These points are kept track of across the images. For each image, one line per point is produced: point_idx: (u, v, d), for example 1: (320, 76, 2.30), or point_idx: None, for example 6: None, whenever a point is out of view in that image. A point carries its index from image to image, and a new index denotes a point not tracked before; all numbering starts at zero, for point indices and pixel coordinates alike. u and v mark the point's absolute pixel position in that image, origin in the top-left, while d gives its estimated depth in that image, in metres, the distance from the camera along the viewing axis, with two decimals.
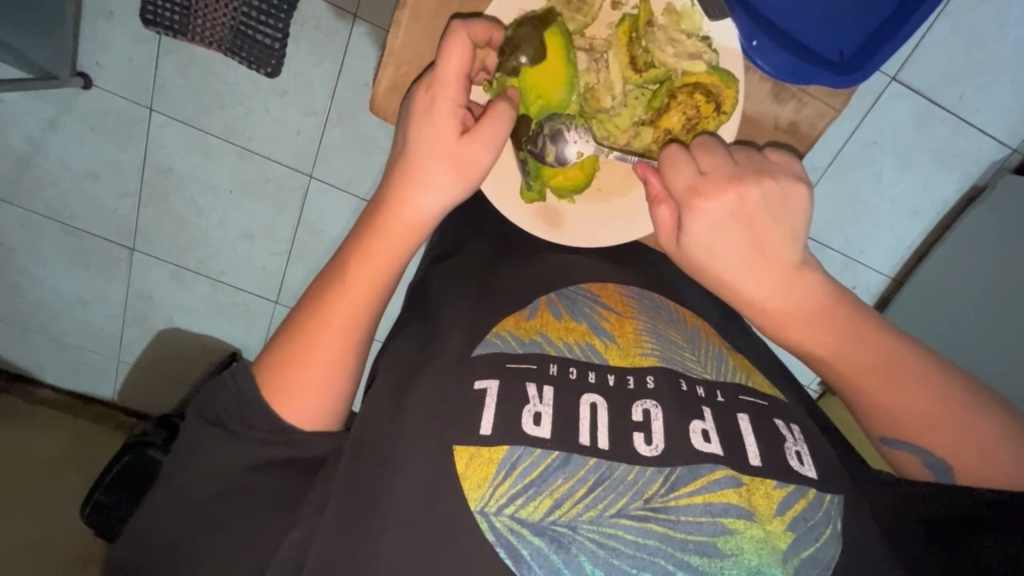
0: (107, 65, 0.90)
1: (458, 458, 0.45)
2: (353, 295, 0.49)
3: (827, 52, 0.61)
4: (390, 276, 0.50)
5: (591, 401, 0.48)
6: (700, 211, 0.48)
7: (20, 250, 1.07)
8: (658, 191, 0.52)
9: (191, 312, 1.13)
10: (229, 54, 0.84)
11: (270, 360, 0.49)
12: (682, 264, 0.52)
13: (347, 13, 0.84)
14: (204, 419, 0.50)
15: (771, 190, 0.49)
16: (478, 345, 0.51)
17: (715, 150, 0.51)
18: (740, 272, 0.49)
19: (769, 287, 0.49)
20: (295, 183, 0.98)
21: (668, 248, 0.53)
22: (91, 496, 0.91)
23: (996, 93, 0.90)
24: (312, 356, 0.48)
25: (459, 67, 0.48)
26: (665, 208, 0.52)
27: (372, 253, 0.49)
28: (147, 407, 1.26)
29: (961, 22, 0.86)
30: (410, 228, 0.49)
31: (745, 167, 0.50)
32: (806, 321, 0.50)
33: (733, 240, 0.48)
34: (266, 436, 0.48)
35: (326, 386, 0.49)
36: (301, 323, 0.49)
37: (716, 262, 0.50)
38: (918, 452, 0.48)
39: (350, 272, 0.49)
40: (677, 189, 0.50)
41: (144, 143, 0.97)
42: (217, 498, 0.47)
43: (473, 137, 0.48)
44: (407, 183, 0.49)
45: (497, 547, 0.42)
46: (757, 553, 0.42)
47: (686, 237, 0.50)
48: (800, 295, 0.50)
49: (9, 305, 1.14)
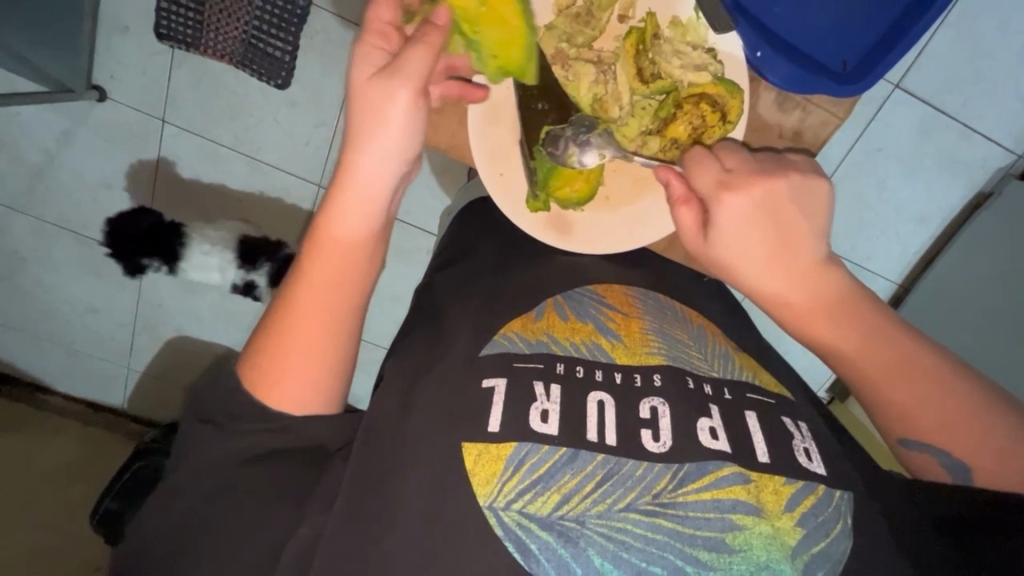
0: (120, 78, 0.92)
1: (466, 456, 0.45)
2: (320, 272, 0.49)
3: (833, 62, 0.61)
4: (349, 255, 0.49)
5: (599, 399, 0.48)
6: (732, 207, 0.49)
7: (34, 259, 1.09)
8: (678, 193, 0.52)
9: (200, 320, 1.14)
10: (240, 66, 0.86)
11: (255, 348, 0.50)
12: (709, 264, 0.53)
13: (356, 26, 0.86)
14: (198, 417, 0.51)
15: (797, 183, 0.50)
16: (486, 346, 0.52)
17: (738, 150, 0.53)
18: (763, 269, 0.50)
19: (790, 282, 0.50)
20: (304, 192, 0.99)
21: (694, 249, 0.53)
22: (101, 502, 0.90)
23: (1001, 98, 0.91)
24: (288, 335, 0.48)
25: (379, 19, 0.50)
26: (688, 210, 0.52)
27: (330, 226, 0.49)
28: (155, 415, 1.27)
29: (963, 30, 0.87)
30: (360, 196, 0.48)
31: (770, 162, 0.51)
32: (823, 318, 0.50)
33: (764, 234, 0.49)
34: (255, 421, 0.48)
35: (300, 373, 0.48)
36: (279, 305, 0.50)
37: (746, 259, 0.50)
38: (933, 449, 0.48)
39: (314, 248, 0.49)
40: (706, 186, 0.50)
41: (156, 153, 0.98)
42: (218, 493, 0.47)
43: (391, 84, 0.47)
44: (354, 150, 0.48)
45: (506, 541, 0.42)
46: (765, 548, 0.42)
47: (715, 233, 0.50)
48: (815, 288, 0.50)
49: (21, 313, 1.16)
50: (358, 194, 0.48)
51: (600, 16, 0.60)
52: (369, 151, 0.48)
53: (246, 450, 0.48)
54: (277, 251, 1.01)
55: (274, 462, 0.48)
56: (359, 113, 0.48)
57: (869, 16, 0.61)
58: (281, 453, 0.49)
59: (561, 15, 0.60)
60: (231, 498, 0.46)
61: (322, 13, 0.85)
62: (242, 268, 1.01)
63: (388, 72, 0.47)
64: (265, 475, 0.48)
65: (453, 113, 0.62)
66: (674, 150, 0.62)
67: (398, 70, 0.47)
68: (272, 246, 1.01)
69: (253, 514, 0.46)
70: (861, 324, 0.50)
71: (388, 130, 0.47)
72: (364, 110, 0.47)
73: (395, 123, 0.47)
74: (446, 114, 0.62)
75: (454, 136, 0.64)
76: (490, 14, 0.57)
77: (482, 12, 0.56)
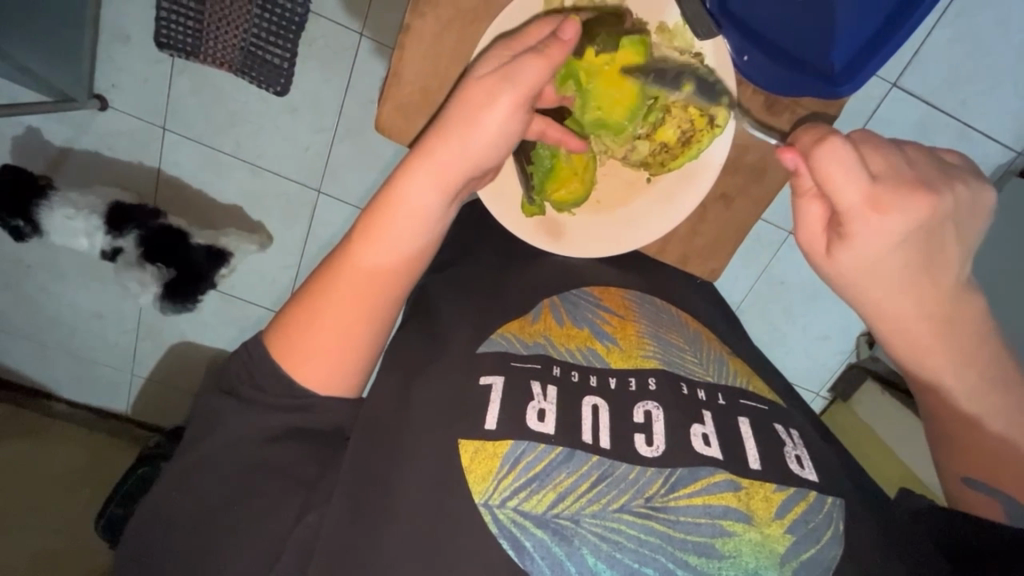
0: (122, 87, 0.93)
1: (462, 452, 0.46)
2: (371, 251, 0.48)
3: (822, 63, 0.58)
4: (405, 252, 0.49)
5: (593, 403, 0.49)
6: (880, 226, 0.44)
7: (39, 267, 1.10)
8: (810, 186, 0.48)
9: (202, 325, 1.15)
10: (240, 73, 0.87)
11: (294, 304, 0.49)
12: (822, 265, 0.50)
13: (354, 32, 0.86)
14: (222, 389, 0.51)
15: (959, 202, 0.45)
16: (482, 344, 0.52)
17: (887, 149, 0.46)
18: (882, 282, 0.48)
19: (909, 301, 0.48)
20: (304, 198, 1.00)
21: (813, 250, 0.50)
22: (105, 507, 0.92)
23: (997, 101, 0.88)
24: (327, 306, 0.48)
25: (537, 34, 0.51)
26: (815, 205, 0.48)
27: (391, 217, 0.48)
28: (161, 420, 1.28)
29: (961, 30, 0.84)
30: (434, 188, 0.48)
31: (928, 171, 0.46)
32: (910, 323, 0.49)
33: (903, 257, 0.46)
34: (280, 401, 0.48)
35: (330, 358, 0.48)
36: (325, 269, 0.49)
37: (872, 270, 0.47)
38: (1001, 496, 0.47)
39: (369, 230, 0.48)
40: (850, 202, 0.44)
41: (158, 161, 0.99)
42: (230, 480, 0.47)
43: (496, 89, 0.47)
44: (440, 135, 0.48)
45: (500, 539, 0.43)
46: (755, 555, 0.42)
47: (848, 248, 0.47)
48: (931, 310, 0.48)
49: (26, 321, 1.17)
50: (430, 184, 0.47)
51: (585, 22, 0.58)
52: (456, 144, 0.47)
53: (266, 429, 0.48)
54: (155, 223, 0.98)
55: (291, 447, 0.49)
56: (457, 108, 0.48)
57: (861, 13, 0.57)
58: (294, 438, 0.49)
59: None
60: (240, 487, 0.47)
61: (320, 20, 0.86)
62: (110, 233, 0.97)
63: (501, 73, 0.47)
64: (276, 460, 0.48)
65: None
66: (663, 154, 0.61)
67: (510, 77, 0.47)
68: (148, 215, 0.98)
69: (256, 509, 0.47)
70: (906, 322, 0.49)
71: (481, 129, 0.47)
72: (464, 103, 0.48)
73: (488, 125, 0.47)
74: None
75: None
76: (609, 72, 0.58)
77: (605, 69, 0.58)
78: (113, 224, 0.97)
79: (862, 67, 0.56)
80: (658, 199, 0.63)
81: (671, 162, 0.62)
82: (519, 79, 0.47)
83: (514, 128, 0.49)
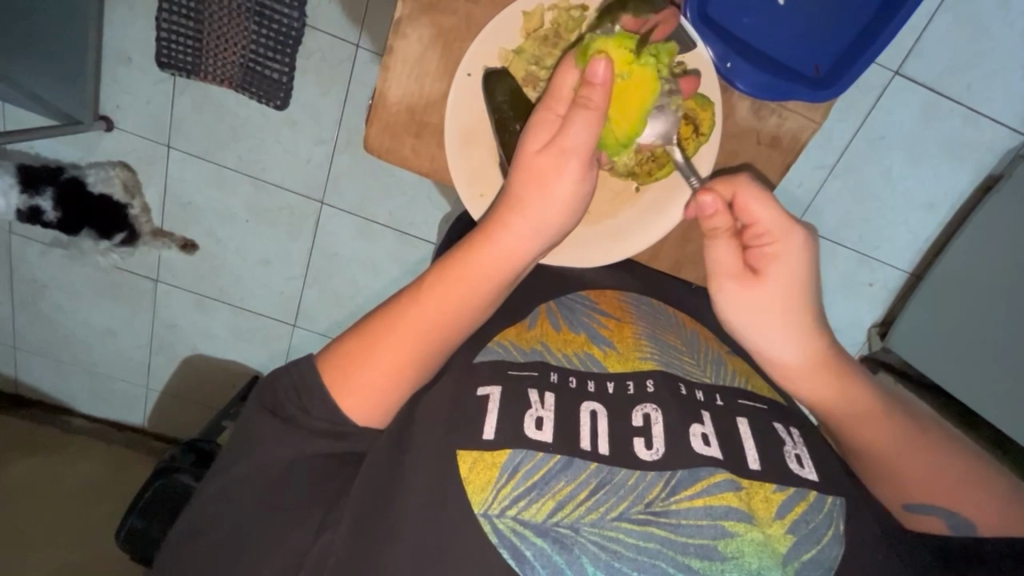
0: (126, 108, 0.95)
1: (461, 462, 0.46)
2: (434, 311, 0.48)
3: (804, 67, 0.61)
4: (475, 309, 0.49)
5: (591, 409, 0.49)
6: (782, 254, 0.50)
7: (53, 285, 1.12)
8: (723, 227, 0.51)
9: (214, 338, 1.17)
10: (240, 89, 0.90)
11: (332, 350, 0.49)
12: (730, 301, 0.54)
13: (350, 43, 0.87)
14: (259, 406, 0.49)
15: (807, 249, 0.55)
16: (480, 353, 0.53)
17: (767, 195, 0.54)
18: (770, 323, 0.53)
19: (789, 339, 0.53)
20: (307, 209, 1.01)
21: (734, 285, 0.53)
22: (126, 520, 0.94)
23: (1005, 82, 0.85)
24: (375, 356, 0.47)
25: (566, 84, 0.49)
26: (722, 247, 0.52)
27: (457, 283, 0.48)
28: (176, 431, 1.30)
29: (962, 12, 0.81)
30: (506, 253, 0.49)
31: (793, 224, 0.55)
32: (778, 349, 0.53)
33: (803, 296, 0.52)
34: (321, 426, 0.47)
35: (373, 392, 0.47)
36: (369, 325, 0.48)
37: (773, 301, 0.52)
38: (955, 517, 0.48)
39: (432, 292, 0.48)
40: (772, 219, 0.50)
41: (164, 178, 1.01)
42: (235, 502, 0.46)
43: (560, 162, 0.47)
44: (512, 211, 0.49)
45: (500, 548, 0.43)
46: (757, 555, 0.43)
47: (771, 267, 0.51)
48: (806, 342, 0.53)
49: (44, 339, 1.19)
50: (502, 252, 0.49)
51: (564, 32, 0.58)
52: (527, 215, 0.48)
53: (306, 453, 0.46)
54: (47, 170, 0.98)
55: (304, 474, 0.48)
56: (521, 183, 0.48)
57: (832, 28, 0.60)
58: (330, 457, 0.47)
59: (529, 38, 0.57)
60: (272, 496, 0.46)
61: (316, 34, 0.86)
62: (23, 193, 0.96)
63: (559, 141, 0.47)
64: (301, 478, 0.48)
65: (432, 137, 0.63)
66: (650, 164, 0.60)
67: (568, 145, 0.47)
68: (53, 171, 0.98)
69: (270, 525, 0.46)
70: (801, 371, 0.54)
71: (550, 200, 0.48)
72: (530, 179, 0.48)
73: (558, 194, 0.48)
74: (427, 138, 0.63)
75: (434, 160, 0.64)
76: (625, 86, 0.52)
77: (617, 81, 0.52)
78: (29, 180, 0.96)
79: (842, 74, 0.58)
80: (648, 205, 0.63)
81: (658, 171, 0.60)
82: (577, 143, 0.47)
83: (582, 184, 0.48)
